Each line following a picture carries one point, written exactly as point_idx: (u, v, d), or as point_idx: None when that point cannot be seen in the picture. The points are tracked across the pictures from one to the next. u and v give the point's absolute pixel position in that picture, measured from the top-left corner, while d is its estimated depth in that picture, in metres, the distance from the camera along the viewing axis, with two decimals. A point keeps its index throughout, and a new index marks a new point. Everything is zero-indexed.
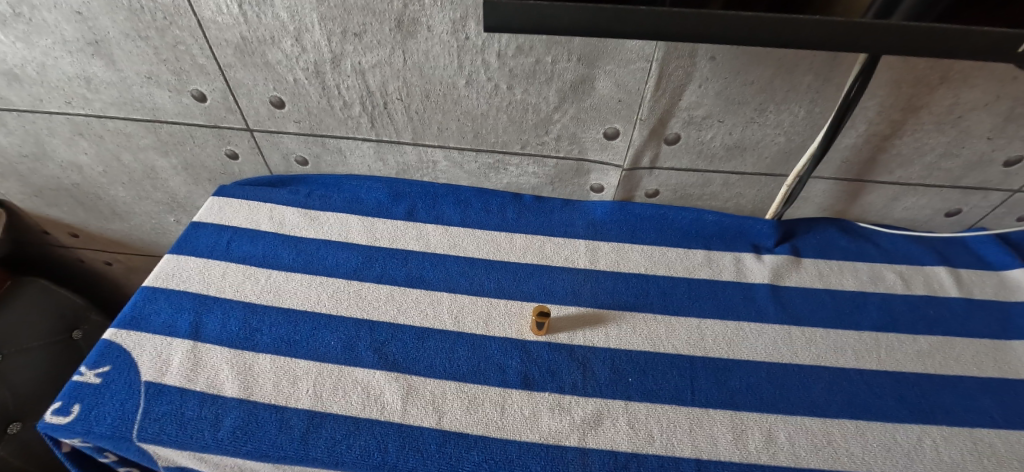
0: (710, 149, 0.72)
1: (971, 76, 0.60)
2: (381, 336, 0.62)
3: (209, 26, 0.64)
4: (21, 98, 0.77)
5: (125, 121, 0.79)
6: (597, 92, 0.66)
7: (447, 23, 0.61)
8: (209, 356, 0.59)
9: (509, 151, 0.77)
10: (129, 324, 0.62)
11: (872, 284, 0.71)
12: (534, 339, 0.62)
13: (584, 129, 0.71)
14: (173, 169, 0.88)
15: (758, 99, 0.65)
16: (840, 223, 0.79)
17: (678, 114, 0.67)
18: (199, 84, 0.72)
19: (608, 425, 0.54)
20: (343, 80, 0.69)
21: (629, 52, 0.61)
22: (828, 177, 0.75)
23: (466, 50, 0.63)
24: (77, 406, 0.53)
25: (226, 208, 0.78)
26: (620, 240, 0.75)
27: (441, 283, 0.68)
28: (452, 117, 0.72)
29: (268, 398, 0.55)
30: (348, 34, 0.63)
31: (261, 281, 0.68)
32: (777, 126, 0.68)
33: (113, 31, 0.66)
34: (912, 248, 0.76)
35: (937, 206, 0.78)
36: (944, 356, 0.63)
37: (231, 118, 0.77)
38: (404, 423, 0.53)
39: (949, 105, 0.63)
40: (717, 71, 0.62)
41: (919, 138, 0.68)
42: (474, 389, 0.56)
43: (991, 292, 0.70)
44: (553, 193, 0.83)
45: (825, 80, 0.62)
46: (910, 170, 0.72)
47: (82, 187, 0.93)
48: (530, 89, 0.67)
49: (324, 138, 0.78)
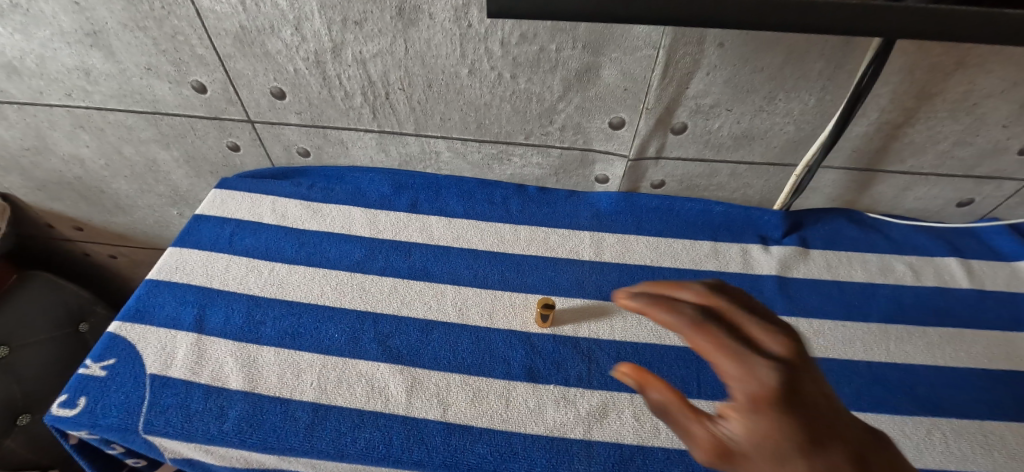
0: (717, 139, 0.71)
1: (988, 61, 0.58)
2: (385, 329, 0.61)
3: (207, 16, 0.63)
4: (21, 91, 0.76)
5: (125, 113, 0.79)
6: (602, 81, 0.65)
7: (449, 10, 0.59)
8: (213, 350, 0.59)
9: (513, 142, 0.75)
10: (132, 318, 0.62)
11: (881, 275, 0.70)
12: (539, 332, 0.62)
13: (589, 119, 0.70)
14: (174, 162, 0.88)
15: (768, 87, 0.63)
16: (849, 213, 0.78)
17: (685, 103, 0.66)
18: (199, 75, 0.71)
19: (613, 417, 0.53)
20: (344, 70, 0.68)
21: (636, 39, 0.60)
22: (838, 167, 0.74)
23: (469, 38, 0.62)
24: (84, 399, 0.54)
25: (228, 201, 0.77)
26: (625, 231, 0.74)
27: (444, 275, 0.68)
28: (454, 107, 0.71)
29: (272, 390, 0.55)
30: (349, 22, 0.62)
31: (264, 275, 0.67)
32: (786, 114, 0.66)
33: (110, 22, 0.65)
34: (922, 239, 0.75)
35: (948, 196, 0.76)
36: (954, 348, 0.62)
37: (232, 110, 0.76)
38: (408, 415, 0.53)
39: (964, 91, 0.62)
40: (726, 58, 0.60)
41: (932, 126, 0.66)
42: (478, 382, 0.56)
43: (1002, 283, 0.69)
44: (558, 184, 0.82)
45: (837, 67, 0.60)
46: (922, 159, 0.71)
47: (84, 181, 0.93)
48: (534, 78, 0.66)
49: (325, 130, 0.78)
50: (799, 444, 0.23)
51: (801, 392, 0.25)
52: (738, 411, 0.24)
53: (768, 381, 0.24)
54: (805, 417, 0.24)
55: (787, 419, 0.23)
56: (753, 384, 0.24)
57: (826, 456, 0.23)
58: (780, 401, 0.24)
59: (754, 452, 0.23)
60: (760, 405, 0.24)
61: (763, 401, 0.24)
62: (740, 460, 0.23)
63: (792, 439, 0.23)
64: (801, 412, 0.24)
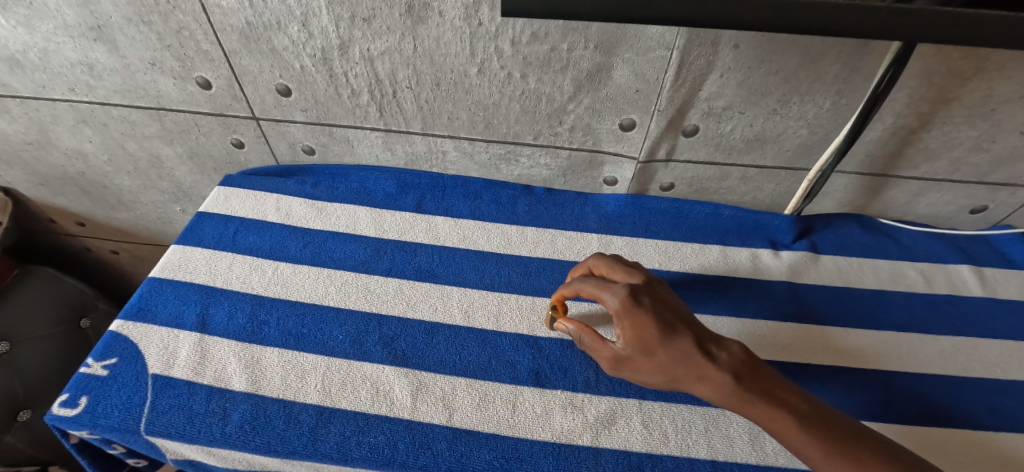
0: (729, 142, 0.70)
1: (1008, 66, 0.57)
2: (390, 331, 0.60)
3: (213, 11, 0.62)
4: (23, 85, 0.75)
5: (129, 109, 0.78)
6: (613, 82, 0.64)
7: (460, 8, 0.58)
8: (217, 350, 0.58)
9: (521, 142, 0.75)
10: (135, 316, 0.61)
11: (893, 282, 0.69)
12: (546, 336, 0.61)
13: (599, 120, 0.69)
14: (178, 158, 0.87)
15: (782, 90, 0.62)
16: (860, 219, 0.77)
17: (697, 105, 0.65)
18: (204, 71, 0.70)
19: (621, 424, 0.53)
20: (352, 68, 0.67)
21: (649, 40, 0.58)
22: (851, 171, 0.73)
23: (479, 36, 0.61)
24: (85, 398, 0.53)
25: (232, 198, 0.76)
26: (634, 234, 0.73)
27: (450, 277, 0.67)
28: (462, 107, 0.70)
29: (276, 392, 0.54)
30: (357, 19, 0.61)
31: (267, 274, 0.67)
32: (800, 118, 0.65)
33: (115, 16, 0.64)
34: (934, 246, 0.74)
35: (961, 202, 0.75)
36: (967, 357, 0.61)
37: (237, 107, 0.76)
38: (413, 419, 0.52)
39: (982, 97, 0.60)
40: (740, 60, 0.59)
41: (948, 132, 0.65)
42: (485, 386, 0.55)
43: (1015, 291, 0.68)
44: (566, 186, 0.81)
45: (853, 70, 0.59)
46: (936, 164, 0.70)
47: (87, 176, 0.92)
48: (545, 78, 0.65)
49: (331, 127, 0.77)
50: (654, 335, 0.47)
51: (653, 305, 0.49)
52: (618, 321, 0.49)
53: (628, 302, 0.49)
54: (660, 318, 0.48)
55: (644, 322, 0.48)
56: (620, 304, 0.49)
57: (671, 337, 0.47)
58: (638, 314, 0.48)
59: (629, 342, 0.48)
60: (630, 319, 0.48)
61: (627, 318, 0.48)
62: (627, 358, 0.49)
63: (651, 336, 0.47)
64: (655, 316, 0.48)
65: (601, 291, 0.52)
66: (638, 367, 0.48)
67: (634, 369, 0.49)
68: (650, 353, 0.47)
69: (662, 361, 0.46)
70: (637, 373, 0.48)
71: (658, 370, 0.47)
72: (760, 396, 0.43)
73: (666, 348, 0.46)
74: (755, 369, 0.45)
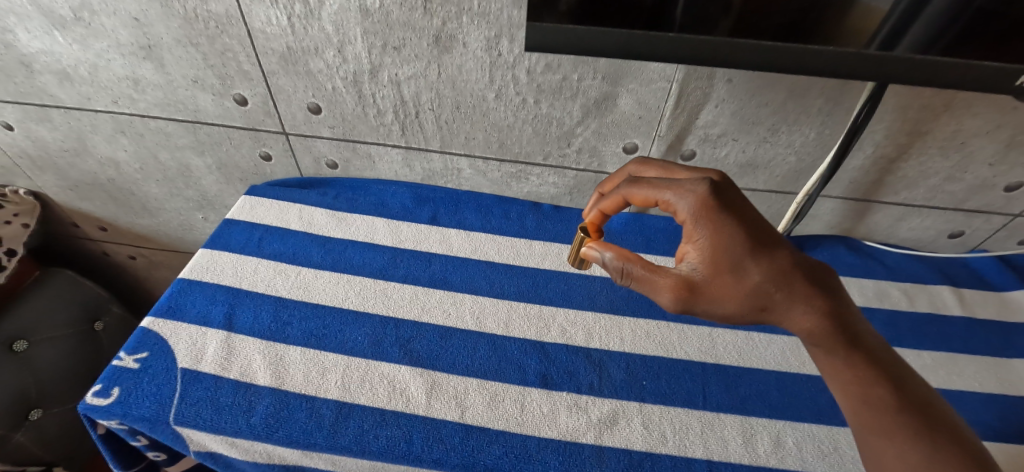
0: (724, 166, 0.75)
1: (974, 105, 0.63)
2: (406, 333, 0.64)
3: (258, 35, 0.68)
4: (69, 96, 0.81)
5: (166, 121, 0.83)
6: (619, 109, 0.70)
7: (482, 40, 0.65)
8: (243, 347, 0.61)
9: (532, 162, 0.80)
10: (165, 313, 0.65)
11: (877, 299, 0.73)
12: (552, 342, 0.65)
13: (604, 143, 0.75)
14: (207, 168, 0.92)
15: (772, 120, 0.68)
16: (847, 241, 0.82)
17: (695, 132, 0.71)
18: (242, 89, 0.76)
19: (622, 424, 0.56)
20: (379, 90, 0.73)
21: (652, 72, 0.65)
22: (837, 196, 0.78)
23: (498, 65, 0.67)
24: (117, 389, 0.56)
25: (257, 207, 0.81)
26: (634, 250, 0.78)
27: (464, 285, 0.71)
28: (479, 128, 0.76)
29: (299, 388, 0.57)
30: (388, 47, 0.67)
31: (291, 278, 0.71)
32: (788, 146, 0.71)
33: (166, 37, 0.70)
34: (916, 267, 0.79)
35: (940, 227, 0.81)
36: (947, 371, 0.65)
37: (268, 122, 0.81)
38: (428, 415, 0.55)
39: (953, 131, 0.67)
40: (734, 93, 0.65)
41: (924, 162, 0.71)
42: (495, 387, 0.59)
43: (992, 311, 0.73)
44: (572, 203, 0.87)
45: (835, 104, 0.65)
46: (915, 191, 0.75)
47: (117, 182, 0.97)
48: (556, 104, 0.71)
49: (355, 144, 0.82)
50: (742, 250, 0.42)
51: (736, 211, 0.43)
52: (694, 227, 0.43)
53: (708, 202, 0.43)
54: (748, 230, 0.43)
55: (728, 231, 0.42)
56: (699, 204, 0.43)
57: (760, 254, 0.42)
58: (721, 220, 0.42)
59: (709, 253, 0.42)
60: (711, 225, 0.42)
61: (707, 224, 0.43)
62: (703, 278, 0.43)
63: (739, 251, 0.42)
64: (743, 225, 0.43)
65: (664, 191, 0.46)
66: (716, 287, 0.42)
67: (710, 291, 0.42)
68: (738, 267, 0.42)
69: (751, 277, 0.41)
70: (712, 298, 0.43)
71: (743, 293, 0.41)
72: (842, 334, 0.42)
73: (756, 264, 0.41)
74: (841, 309, 0.43)
